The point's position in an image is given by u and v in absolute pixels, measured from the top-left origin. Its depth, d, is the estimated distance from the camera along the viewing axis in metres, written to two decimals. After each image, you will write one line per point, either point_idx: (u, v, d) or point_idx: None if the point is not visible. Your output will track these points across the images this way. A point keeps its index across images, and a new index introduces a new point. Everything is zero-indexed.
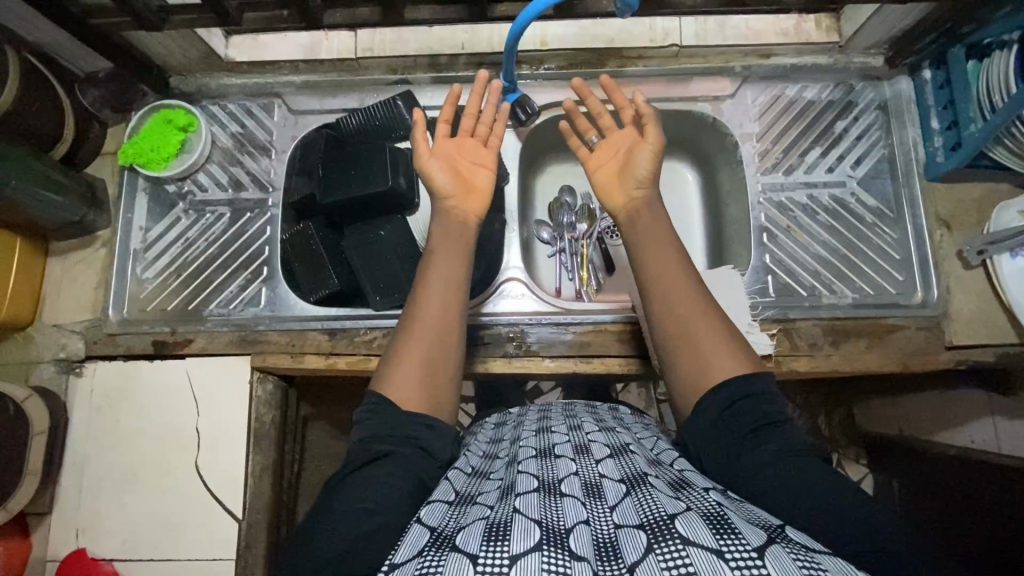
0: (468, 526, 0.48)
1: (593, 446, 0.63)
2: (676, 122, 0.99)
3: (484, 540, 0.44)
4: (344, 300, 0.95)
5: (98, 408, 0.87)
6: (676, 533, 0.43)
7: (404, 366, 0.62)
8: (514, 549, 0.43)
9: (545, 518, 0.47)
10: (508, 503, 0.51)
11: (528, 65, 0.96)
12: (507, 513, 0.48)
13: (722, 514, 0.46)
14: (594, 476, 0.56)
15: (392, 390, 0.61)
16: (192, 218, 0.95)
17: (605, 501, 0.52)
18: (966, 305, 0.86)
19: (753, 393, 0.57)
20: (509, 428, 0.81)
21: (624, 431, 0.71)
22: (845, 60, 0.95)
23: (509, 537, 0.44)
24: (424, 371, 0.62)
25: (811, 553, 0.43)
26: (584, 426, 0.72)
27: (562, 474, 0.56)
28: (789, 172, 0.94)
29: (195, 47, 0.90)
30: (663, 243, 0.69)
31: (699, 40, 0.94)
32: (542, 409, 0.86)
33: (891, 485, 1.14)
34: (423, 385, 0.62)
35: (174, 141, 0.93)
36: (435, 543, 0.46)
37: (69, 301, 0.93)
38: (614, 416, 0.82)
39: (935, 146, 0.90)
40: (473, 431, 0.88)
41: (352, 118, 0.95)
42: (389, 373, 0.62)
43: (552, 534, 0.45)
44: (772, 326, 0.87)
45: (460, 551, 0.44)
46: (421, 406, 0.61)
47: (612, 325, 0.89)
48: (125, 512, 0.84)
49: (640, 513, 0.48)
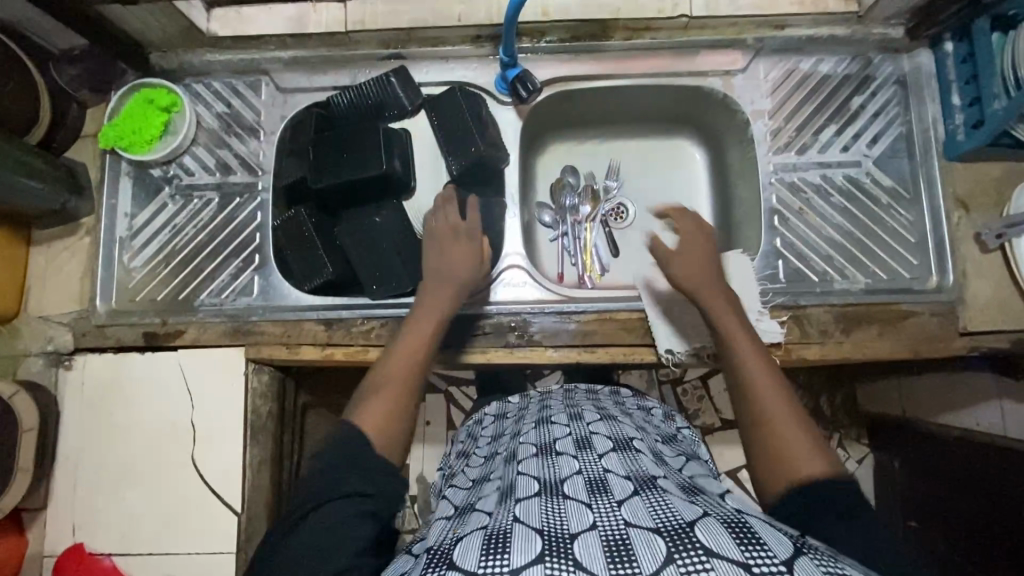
0: (464, 539, 0.46)
1: (595, 440, 0.63)
2: (681, 98, 0.94)
3: (482, 553, 0.42)
4: (339, 289, 0.91)
5: (90, 402, 0.85)
6: (698, 543, 0.41)
7: (382, 401, 0.66)
8: (514, 563, 0.41)
9: (546, 526, 0.46)
10: (507, 509, 0.49)
11: (527, 38, 0.90)
12: (506, 522, 0.47)
13: (742, 520, 0.45)
14: (598, 472, 0.55)
15: (367, 423, 0.64)
16: (179, 203, 0.91)
17: (612, 496, 0.50)
18: (981, 291, 0.83)
19: (845, 499, 0.53)
20: (510, 419, 0.80)
21: (625, 420, 0.72)
22: (864, 31, 0.90)
23: (508, 548, 0.42)
24: (397, 408, 0.66)
25: (841, 564, 0.41)
26: (584, 415, 0.72)
27: (565, 474, 0.55)
28: (802, 151, 0.90)
29: (175, 21, 0.85)
30: (745, 338, 0.70)
31: (709, 12, 0.88)
32: (544, 395, 0.85)
33: (894, 464, 1.18)
34: (394, 422, 0.65)
35: (156, 122, 0.89)
36: (432, 560, 0.44)
37: (55, 293, 0.89)
38: (615, 402, 0.82)
39: (956, 123, 0.86)
40: (472, 424, 0.88)
41: (343, 94, 0.89)
42: (367, 407, 0.65)
43: (553, 544, 0.43)
44: (782, 312, 0.84)
45: (458, 569, 0.41)
46: (389, 441, 0.64)
47: (619, 313, 0.86)
48: (123, 507, 0.82)
49: (654, 518, 0.45)
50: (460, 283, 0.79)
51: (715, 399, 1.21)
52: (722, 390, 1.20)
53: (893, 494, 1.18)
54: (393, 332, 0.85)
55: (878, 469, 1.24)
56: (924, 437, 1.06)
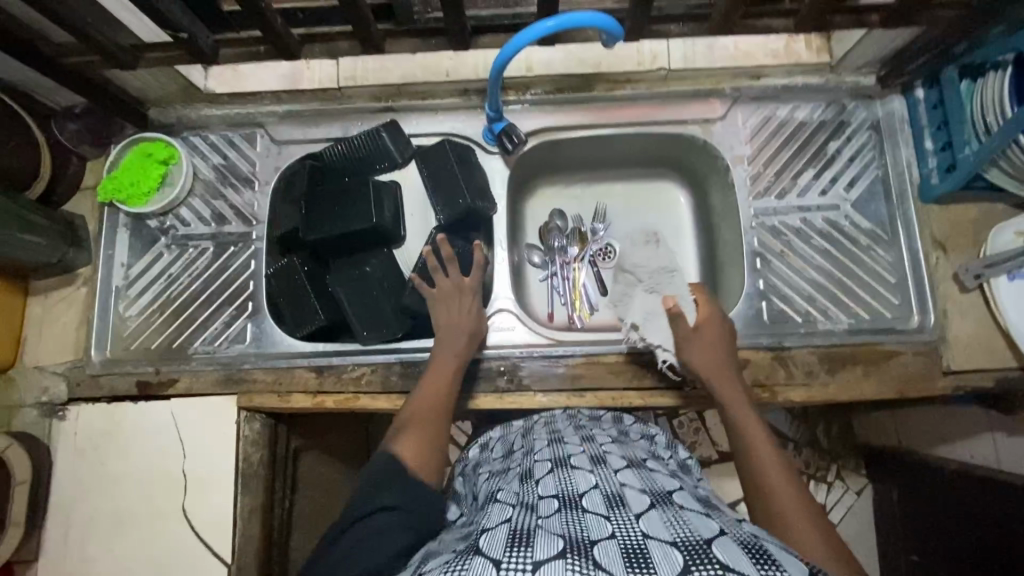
0: (490, 533, 0.49)
1: (610, 457, 0.64)
2: (665, 144, 0.97)
3: (506, 547, 0.44)
4: (330, 335, 0.93)
5: (82, 452, 0.85)
6: (715, 558, 0.42)
7: (410, 432, 0.70)
8: (538, 556, 0.42)
9: (568, 532, 0.46)
10: (532, 517, 0.51)
11: (513, 91, 0.94)
12: (530, 526, 0.48)
13: (759, 544, 0.45)
14: (615, 487, 0.56)
15: (398, 447, 0.67)
16: (174, 252, 0.94)
17: (630, 509, 0.51)
18: (963, 329, 0.85)
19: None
20: (521, 437, 0.80)
21: (636, 446, 0.72)
22: (837, 79, 0.93)
23: (532, 546, 0.44)
24: (423, 437, 0.70)
25: None
26: (596, 438, 0.72)
27: (583, 487, 0.56)
28: (782, 196, 0.92)
29: (173, 81, 0.88)
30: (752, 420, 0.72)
31: (688, 62, 0.92)
32: (548, 421, 0.82)
33: (892, 496, 1.17)
34: (422, 447, 0.68)
35: (154, 174, 0.91)
36: (460, 553, 0.47)
37: (51, 343, 0.91)
38: (620, 430, 0.79)
39: (929, 167, 0.88)
40: (478, 449, 0.85)
41: (335, 146, 0.92)
42: (399, 436, 0.70)
43: (575, 545, 0.44)
44: (766, 354, 0.86)
45: (483, 556, 0.44)
46: (417, 460, 0.66)
47: (607, 356, 0.88)
48: (112, 560, 0.82)
49: (671, 531, 0.46)
50: (469, 333, 0.83)
51: (710, 431, 1.21)
52: (717, 423, 1.21)
53: (892, 526, 1.17)
54: (384, 378, 0.86)
55: (877, 501, 1.23)
56: (917, 470, 1.06)
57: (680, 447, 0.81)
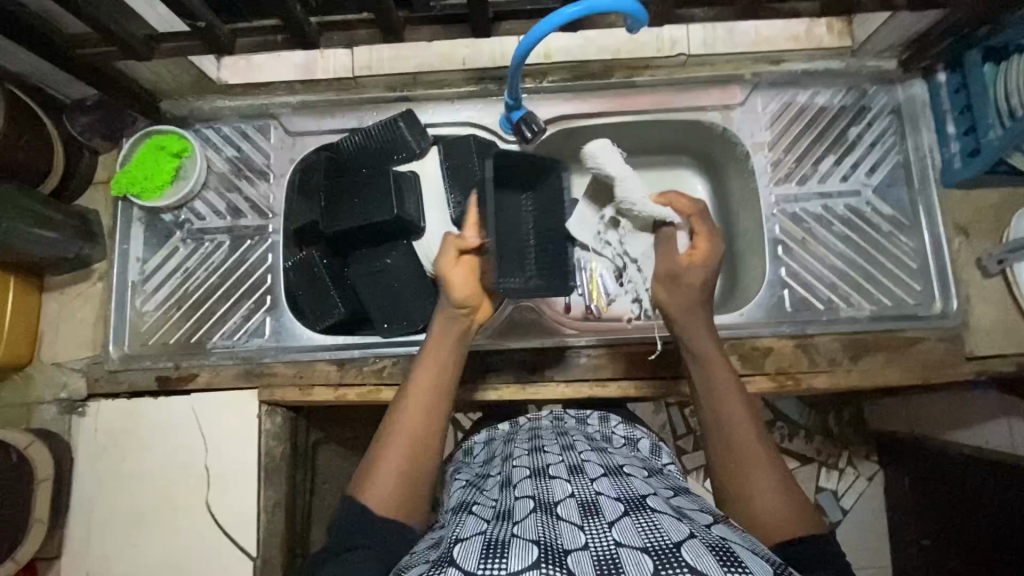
0: (465, 542, 0.49)
1: (587, 465, 0.63)
2: (684, 131, 0.96)
3: (481, 557, 0.44)
4: (351, 326, 0.94)
5: (102, 448, 0.85)
6: (684, 562, 0.42)
7: (384, 462, 0.64)
8: (511, 567, 0.43)
9: (543, 538, 0.47)
10: (506, 527, 0.51)
11: (530, 79, 0.93)
12: (505, 535, 0.48)
13: (727, 546, 0.45)
14: (589, 495, 0.55)
15: (370, 483, 0.62)
16: (190, 246, 0.93)
17: (603, 517, 0.51)
18: (986, 314, 0.85)
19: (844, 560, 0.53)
20: (501, 442, 0.81)
21: (615, 452, 0.71)
22: (857, 64, 0.92)
23: (507, 555, 0.44)
24: (401, 468, 0.63)
25: None
26: (575, 445, 0.71)
27: (559, 496, 0.56)
28: (802, 182, 0.92)
29: (186, 72, 0.87)
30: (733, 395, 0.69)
31: (708, 48, 0.91)
32: (531, 427, 0.82)
33: (904, 482, 1.17)
34: (397, 484, 0.62)
35: (167, 168, 0.90)
36: (433, 565, 0.46)
37: (68, 339, 0.90)
38: (600, 434, 0.80)
39: (952, 151, 0.87)
40: (460, 453, 0.86)
41: (352, 137, 0.91)
42: (372, 465, 0.64)
43: (550, 554, 0.44)
44: (788, 341, 0.85)
45: (457, 567, 0.44)
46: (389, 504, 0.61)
47: (629, 344, 0.87)
48: (135, 556, 0.82)
49: (642, 536, 0.46)
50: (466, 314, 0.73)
51: None
52: None
53: (904, 512, 1.18)
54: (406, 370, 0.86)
55: (888, 487, 1.23)
56: (932, 456, 1.07)
57: (665, 450, 0.80)
